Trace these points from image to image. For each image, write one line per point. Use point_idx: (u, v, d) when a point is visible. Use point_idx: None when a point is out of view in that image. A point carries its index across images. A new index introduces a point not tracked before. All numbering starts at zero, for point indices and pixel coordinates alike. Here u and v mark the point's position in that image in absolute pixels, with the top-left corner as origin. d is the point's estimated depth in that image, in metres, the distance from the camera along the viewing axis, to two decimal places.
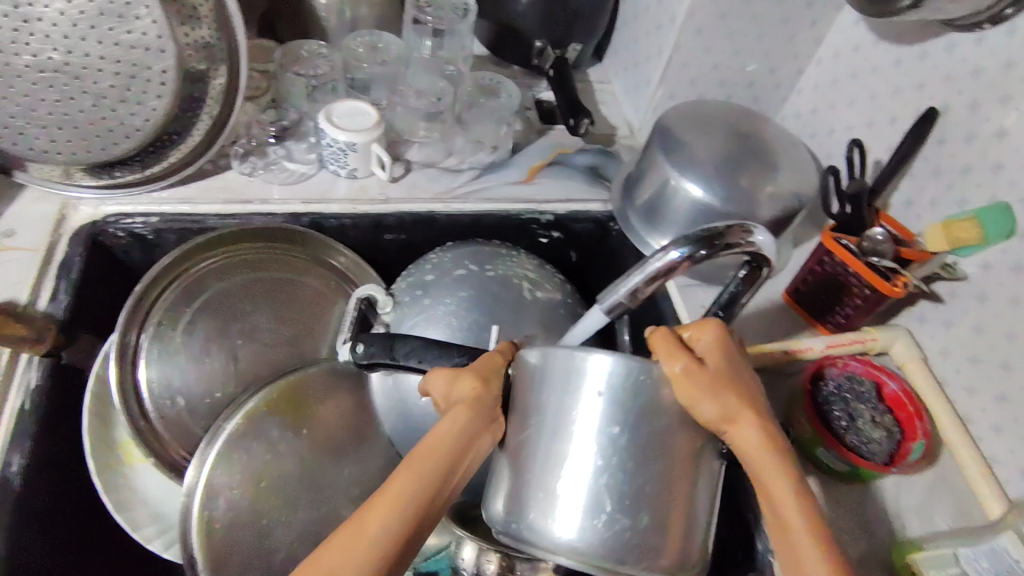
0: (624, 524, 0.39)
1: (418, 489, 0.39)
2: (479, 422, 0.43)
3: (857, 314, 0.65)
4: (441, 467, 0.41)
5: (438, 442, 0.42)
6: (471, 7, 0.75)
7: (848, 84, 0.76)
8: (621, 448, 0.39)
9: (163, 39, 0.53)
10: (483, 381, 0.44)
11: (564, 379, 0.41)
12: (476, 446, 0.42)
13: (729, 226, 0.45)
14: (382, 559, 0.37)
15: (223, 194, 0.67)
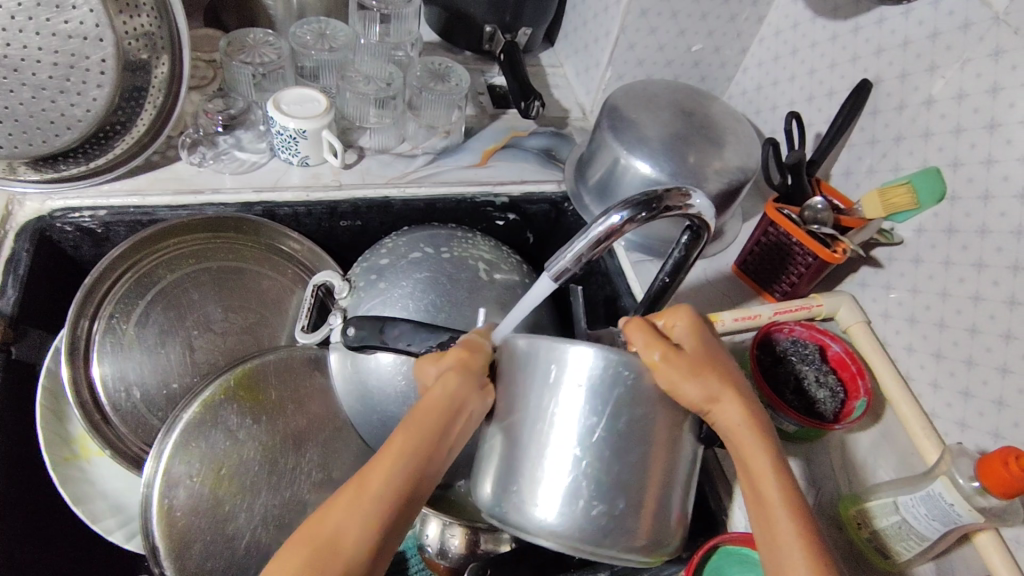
0: (602, 508, 0.39)
1: (412, 454, 0.39)
2: (470, 385, 0.42)
3: (801, 281, 0.67)
4: (438, 424, 0.41)
5: (432, 402, 0.41)
6: None
7: (789, 60, 0.79)
8: (600, 438, 0.39)
9: (100, 27, 0.53)
10: (472, 350, 0.44)
11: (547, 371, 0.40)
12: (469, 406, 0.42)
13: (668, 190, 0.46)
14: (388, 507, 0.38)
15: (173, 185, 0.66)
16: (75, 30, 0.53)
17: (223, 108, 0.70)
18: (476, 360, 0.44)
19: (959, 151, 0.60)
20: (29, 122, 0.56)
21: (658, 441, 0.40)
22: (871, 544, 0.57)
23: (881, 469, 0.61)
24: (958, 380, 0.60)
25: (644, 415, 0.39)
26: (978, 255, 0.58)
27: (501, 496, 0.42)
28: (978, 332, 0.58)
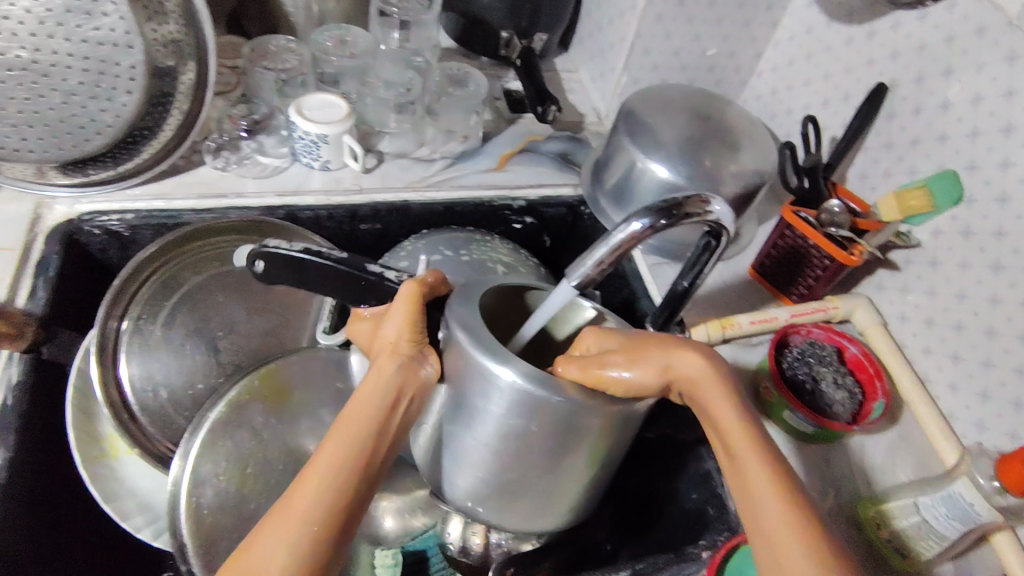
0: (506, 483, 0.48)
1: (349, 446, 0.40)
2: (403, 368, 0.44)
3: (818, 283, 0.68)
4: (376, 420, 0.42)
5: (368, 394, 0.43)
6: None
7: (804, 64, 0.79)
8: (513, 443, 0.46)
9: (131, 35, 0.54)
10: (407, 327, 0.46)
11: (480, 383, 0.44)
12: (406, 393, 0.44)
13: (688, 196, 0.47)
14: (328, 516, 0.37)
15: (198, 189, 0.68)
16: (105, 37, 0.53)
17: (246, 113, 0.72)
18: (408, 341, 0.46)
19: (975, 154, 0.60)
20: (60, 126, 0.57)
21: (560, 458, 0.46)
22: (890, 546, 0.57)
23: (899, 471, 0.61)
24: (976, 382, 0.60)
25: (551, 441, 0.45)
26: (995, 258, 0.59)
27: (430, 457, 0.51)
28: (995, 334, 0.59)
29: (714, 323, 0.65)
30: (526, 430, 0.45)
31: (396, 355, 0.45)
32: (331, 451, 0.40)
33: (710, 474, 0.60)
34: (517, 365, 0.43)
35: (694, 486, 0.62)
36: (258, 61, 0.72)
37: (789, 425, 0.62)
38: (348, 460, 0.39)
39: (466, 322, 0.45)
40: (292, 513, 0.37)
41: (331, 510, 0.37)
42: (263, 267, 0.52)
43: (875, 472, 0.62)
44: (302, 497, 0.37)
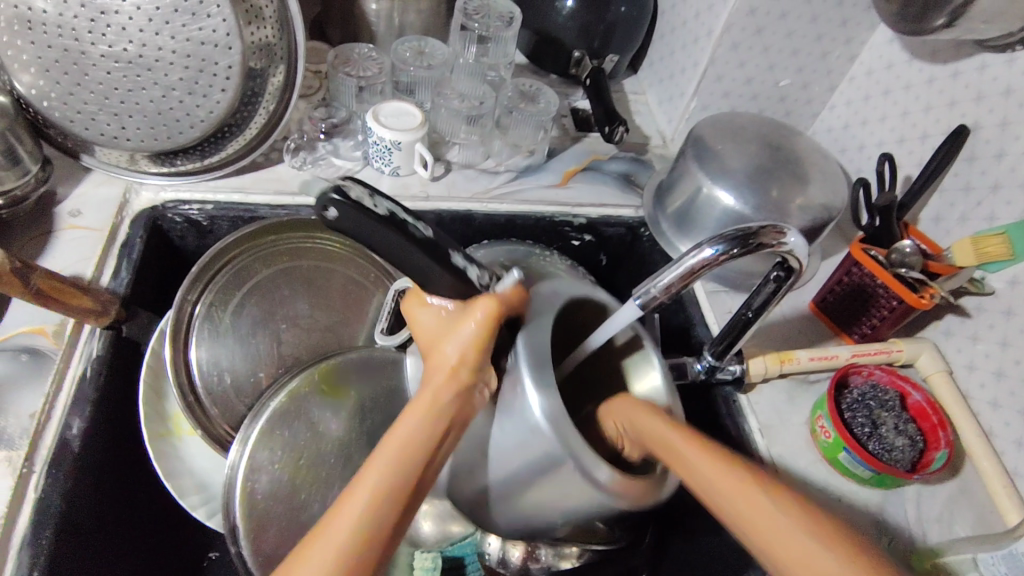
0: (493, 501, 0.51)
1: (397, 473, 0.39)
2: (460, 394, 0.44)
3: (883, 324, 0.66)
4: (428, 446, 0.41)
5: (422, 417, 0.42)
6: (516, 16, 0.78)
7: (881, 101, 0.78)
8: (509, 467, 0.48)
9: (230, 36, 0.57)
10: (474, 350, 0.44)
11: (511, 398, 0.46)
12: (457, 423, 0.44)
13: (763, 226, 0.47)
14: (370, 545, 0.37)
15: (274, 185, 0.70)
16: (207, 37, 0.56)
17: (326, 117, 0.75)
18: (470, 369, 0.44)
19: None
20: (157, 119, 0.60)
21: (553, 505, 0.48)
22: None
23: (959, 523, 0.59)
24: None
25: (544, 482, 0.47)
26: None
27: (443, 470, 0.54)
28: None
29: (773, 356, 0.64)
30: (532, 475, 0.47)
31: (455, 379, 0.44)
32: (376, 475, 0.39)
33: None
34: (549, 395, 0.45)
35: None
36: (342, 67, 0.74)
37: (845, 467, 0.60)
38: (393, 487, 0.39)
39: (530, 345, 0.47)
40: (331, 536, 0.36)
41: (370, 545, 0.37)
42: (338, 217, 0.39)
43: (929, 524, 0.60)
44: (343, 526, 0.37)
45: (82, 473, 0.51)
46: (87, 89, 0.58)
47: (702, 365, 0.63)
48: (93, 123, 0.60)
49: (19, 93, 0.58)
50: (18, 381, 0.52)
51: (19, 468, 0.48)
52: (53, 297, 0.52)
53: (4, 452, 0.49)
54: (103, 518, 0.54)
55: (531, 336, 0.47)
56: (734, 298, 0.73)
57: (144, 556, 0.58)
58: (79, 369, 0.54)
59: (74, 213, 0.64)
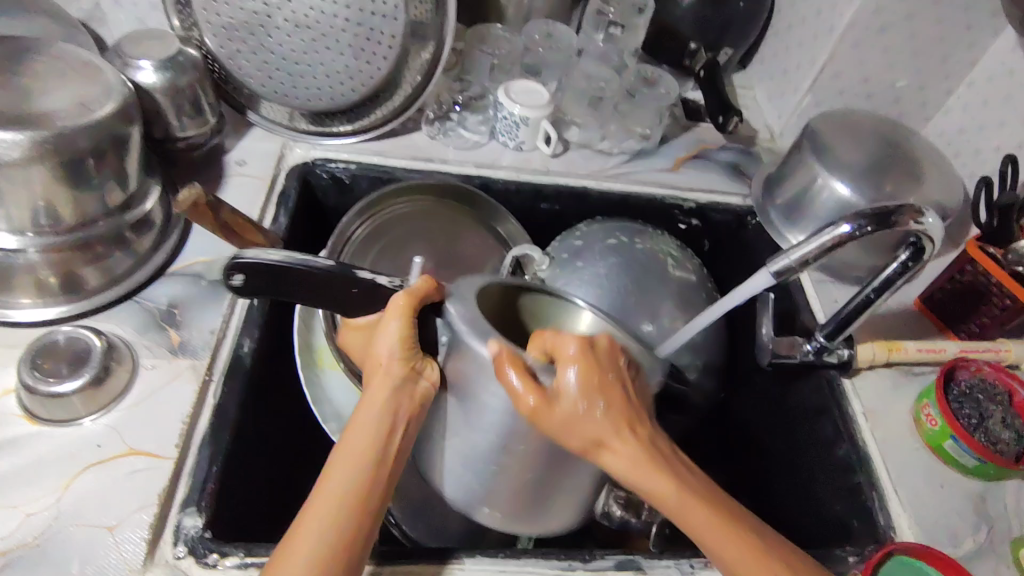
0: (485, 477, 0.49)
1: (348, 477, 0.43)
2: (398, 391, 0.46)
3: (993, 324, 0.68)
4: (371, 450, 0.44)
5: (364, 426, 0.45)
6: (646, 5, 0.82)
7: (1001, 106, 0.78)
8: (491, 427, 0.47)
9: (398, 9, 0.63)
10: (399, 346, 0.47)
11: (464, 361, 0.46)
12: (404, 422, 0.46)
13: (901, 207, 0.50)
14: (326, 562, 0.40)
15: (410, 151, 0.76)
16: (378, 9, 0.62)
17: (459, 92, 0.81)
18: (400, 363, 0.46)
19: None
20: (323, 81, 0.67)
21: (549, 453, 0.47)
22: None
23: None
24: None
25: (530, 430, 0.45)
26: None
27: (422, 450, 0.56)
28: None
29: (882, 344, 0.66)
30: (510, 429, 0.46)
31: (390, 378, 0.46)
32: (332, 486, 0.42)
33: (859, 486, 0.61)
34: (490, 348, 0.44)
35: (840, 497, 0.63)
36: (477, 46, 0.82)
37: (949, 455, 0.62)
38: (348, 493, 0.42)
39: (463, 311, 0.46)
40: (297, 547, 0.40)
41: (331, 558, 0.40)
42: (242, 281, 0.44)
43: None
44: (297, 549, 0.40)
45: (252, 386, 0.57)
46: (269, 50, 0.65)
47: (812, 346, 0.66)
48: (269, 81, 0.67)
49: (210, 49, 0.66)
50: (200, 301, 0.59)
51: (203, 374, 0.55)
52: (237, 231, 0.59)
53: (190, 360, 0.56)
54: (265, 430, 0.59)
55: (459, 301, 0.47)
56: (840, 289, 0.75)
57: (292, 472, 0.64)
58: (247, 298, 0.60)
59: (239, 161, 0.71)
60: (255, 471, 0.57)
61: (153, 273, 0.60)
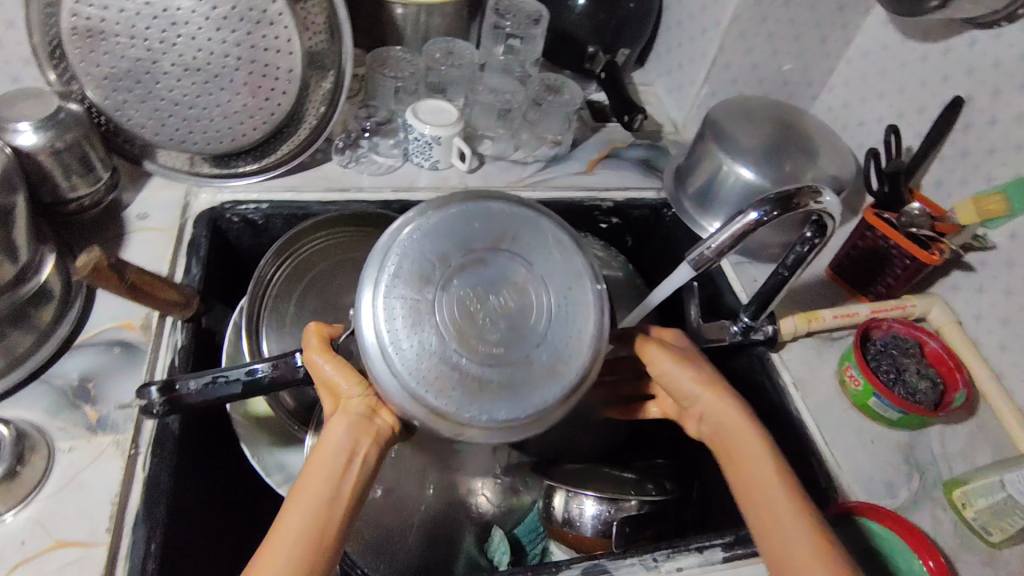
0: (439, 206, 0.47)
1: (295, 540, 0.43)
2: (354, 426, 0.46)
3: (897, 282, 0.73)
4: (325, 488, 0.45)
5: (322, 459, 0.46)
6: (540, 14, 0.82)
7: (876, 80, 0.84)
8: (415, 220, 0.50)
9: (292, 42, 0.62)
10: (346, 382, 0.47)
11: None
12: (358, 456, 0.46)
13: (800, 188, 0.53)
14: None
15: (324, 183, 0.74)
16: (271, 43, 0.61)
17: (365, 117, 0.79)
18: (360, 399, 0.47)
19: None
20: (221, 122, 0.64)
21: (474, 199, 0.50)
22: (975, 523, 0.59)
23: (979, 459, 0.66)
24: None
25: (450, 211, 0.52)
26: None
27: (395, 341, 0.42)
28: None
29: (801, 316, 0.70)
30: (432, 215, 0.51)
31: (348, 413, 0.47)
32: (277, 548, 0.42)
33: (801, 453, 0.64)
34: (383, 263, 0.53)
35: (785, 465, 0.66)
36: (380, 70, 0.79)
37: (875, 413, 0.66)
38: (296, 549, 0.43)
39: None
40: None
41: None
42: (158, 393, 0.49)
43: (955, 460, 0.66)
44: None
45: (183, 452, 0.54)
46: (158, 97, 0.62)
47: (738, 327, 0.68)
48: (162, 128, 0.64)
49: (93, 102, 0.62)
50: (115, 370, 0.56)
51: (128, 449, 0.51)
52: (145, 291, 0.54)
53: (111, 436, 0.52)
54: (202, 495, 0.56)
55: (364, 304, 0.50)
56: (757, 268, 0.78)
57: (236, 533, 0.61)
58: (168, 358, 0.57)
59: (141, 215, 0.67)
60: (195, 540, 0.54)
61: (59, 347, 0.56)
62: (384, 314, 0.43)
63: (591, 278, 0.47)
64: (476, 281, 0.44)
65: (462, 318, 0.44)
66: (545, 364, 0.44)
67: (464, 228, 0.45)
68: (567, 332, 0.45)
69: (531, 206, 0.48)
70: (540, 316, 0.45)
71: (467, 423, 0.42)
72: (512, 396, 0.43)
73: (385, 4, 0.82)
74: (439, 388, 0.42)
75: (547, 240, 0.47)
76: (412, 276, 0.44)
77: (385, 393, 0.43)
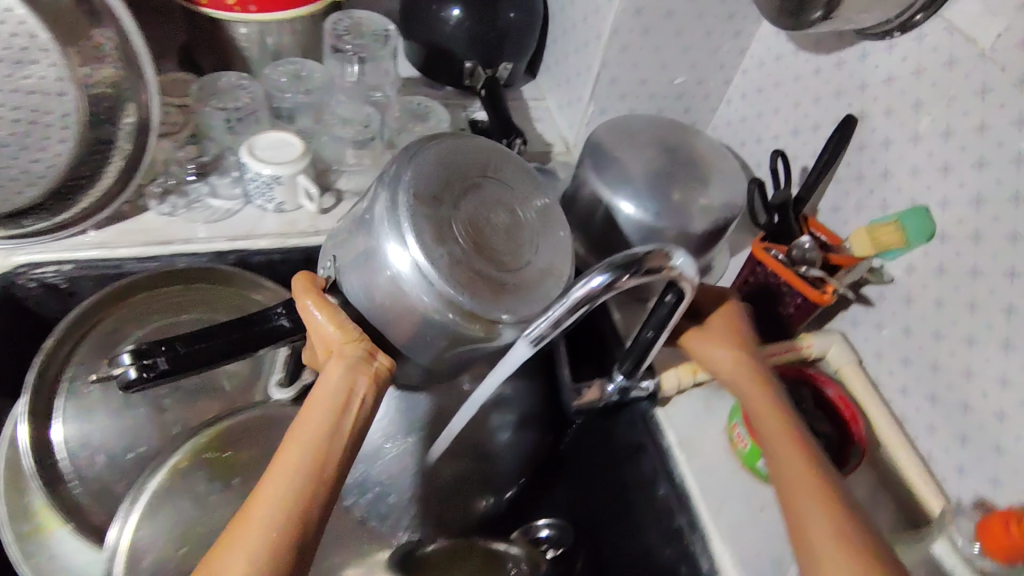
0: (425, 150, 0.55)
1: (297, 465, 0.46)
2: (351, 368, 0.50)
3: (792, 321, 0.66)
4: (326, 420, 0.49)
5: (323, 395, 0.50)
6: (392, 32, 0.74)
7: (772, 93, 0.77)
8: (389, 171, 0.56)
9: (62, 82, 0.53)
10: (336, 329, 0.52)
11: (358, 217, 0.55)
12: (355, 395, 0.50)
13: (650, 250, 0.45)
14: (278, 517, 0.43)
15: (143, 235, 0.64)
16: (36, 85, 0.53)
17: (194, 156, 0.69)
18: (356, 344, 0.52)
19: (948, 191, 0.58)
20: None
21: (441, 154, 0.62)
22: None
23: (879, 517, 0.60)
24: (955, 424, 0.59)
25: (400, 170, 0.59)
26: (970, 296, 0.57)
27: (427, 255, 0.50)
28: (974, 376, 0.57)
29: (685, 367, 0.63)
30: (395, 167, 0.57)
31: (343, 357, 0.51)
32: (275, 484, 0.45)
33: (681, 530, 0.57)
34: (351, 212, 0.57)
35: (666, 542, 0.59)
36: (208, 100, 0.68)
37: (764, 475, 0.58)
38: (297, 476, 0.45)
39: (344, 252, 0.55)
40: (247, 537, 0.42)
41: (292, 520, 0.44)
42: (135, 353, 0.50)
43: None
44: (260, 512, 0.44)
45: None
46: None
47: (613, 386, 0.60)
48: None
49: None
50: None
51: None
52: None
53: None
54: None
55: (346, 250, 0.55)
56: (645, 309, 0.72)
57: None
58: None
59: None
60: None
61: None
62: (411, 232, 0.50)
63: (551, 203, 0.61)
64: (477, 205, 0.55)
65: (473, 234, 0.53)
66: (539, 267, 0.55)
67: (455, 165, 0.55)
68: (552, 244, 0.58)
69: (498, 149, 0.60)
70: (527, 229, 0.56)
71: (502, 317, 0.51)
72: (526, 289, 0.53)
73: (219, 23, 0.72)
74: (471, 289, 0.50)
75: (519, 171, 0.60)
76: (427, 201, 0.52)
77: (418, 304, 0.50)
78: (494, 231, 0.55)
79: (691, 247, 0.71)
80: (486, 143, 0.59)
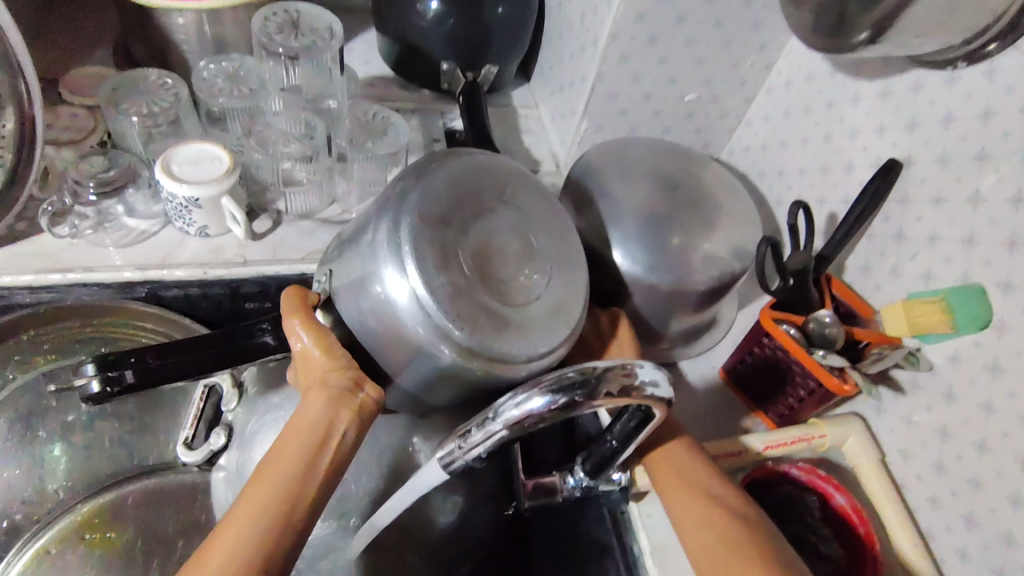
0: (435, 160, 0.44)
1: (254, 518, 0.36)
2: (334, 402, 0.40)
3: (802, 406, 0.56)
4: (298, 461, 0.38)
5: (296, 431, 0.39)
6: (336, 31, 0.63)
7: (801, 120, 0.64)
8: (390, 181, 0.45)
9: None
10: (323, 354, 0.42)
11: (351, 234, 0.45)
12: (337, 433, 0.40)
13: (608, 367, 0.34)
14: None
15: (37, 261, 0.54)
16: None
17: (98, 171, 0.56)
18: (341, 372, 0.41)
19: (1011, 271, 0.46)
20: None
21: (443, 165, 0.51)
22: None
23: None
24: (993, 557, 0.48)
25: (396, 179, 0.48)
26: None
27: (429, 283, 0.39)
28: (1022, 505, 0.46)
29: None
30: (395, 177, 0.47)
31: (326, 388, 0.40)
32: (228, 539, 0.36)
33: None
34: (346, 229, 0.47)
35: None
36: (121, 103, 0.57)
37: None
38: (254, 533, 0.36)
39: (338, 272, 0.44)
40: None
41: None
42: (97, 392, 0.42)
43: None
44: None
45: None
46: None
47: (573, 481, 0.50)
48: None
49: None
50: None
51: None
52: None
53: None
54: None
55: (340, 268, 0.44)
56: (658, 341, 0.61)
57: None
58: None
59: None
60: None
61: None
62: (412, 256, 0.39)
63: (568, 228, 0.49)
64: (485, 229, 0.44)
65: (480, 262, 0.43)
66: (549, 305, 0.45)
67: (469, 177, 0.45)
68: (566, 272, 0.47)
69: (518, 165, 0.49)
70: (540, 260, 0.46)
71: (505, 362, 0.40)
72: (531, 334, 0.42)
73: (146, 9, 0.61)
74: (474, 327, 0.40)
75: (537, 190, 0.49)
76: (432, 219, 0.41)
77: (410, 341, 0.40)
78: (502, 261, 0.44)
79: (689, 304, 0.59)
80: (502, 157, 0.48)
